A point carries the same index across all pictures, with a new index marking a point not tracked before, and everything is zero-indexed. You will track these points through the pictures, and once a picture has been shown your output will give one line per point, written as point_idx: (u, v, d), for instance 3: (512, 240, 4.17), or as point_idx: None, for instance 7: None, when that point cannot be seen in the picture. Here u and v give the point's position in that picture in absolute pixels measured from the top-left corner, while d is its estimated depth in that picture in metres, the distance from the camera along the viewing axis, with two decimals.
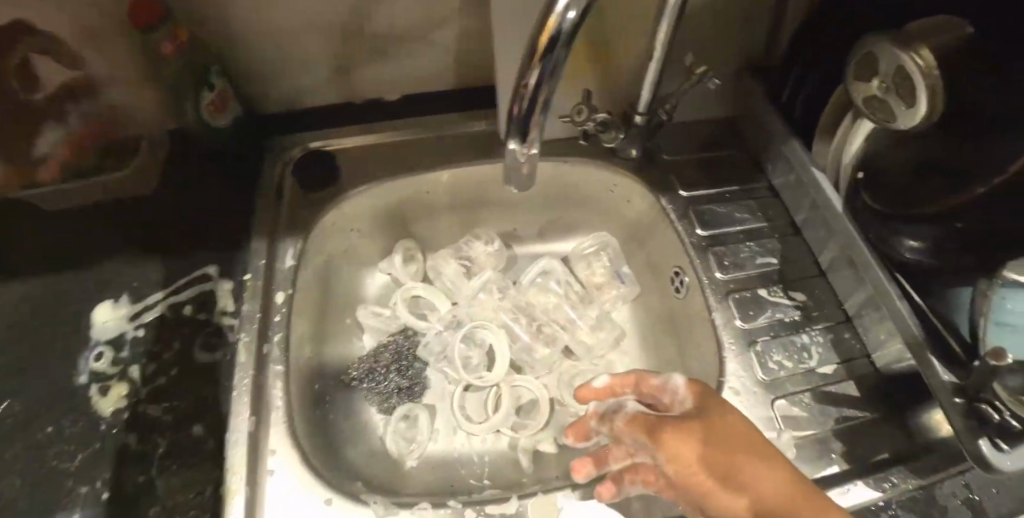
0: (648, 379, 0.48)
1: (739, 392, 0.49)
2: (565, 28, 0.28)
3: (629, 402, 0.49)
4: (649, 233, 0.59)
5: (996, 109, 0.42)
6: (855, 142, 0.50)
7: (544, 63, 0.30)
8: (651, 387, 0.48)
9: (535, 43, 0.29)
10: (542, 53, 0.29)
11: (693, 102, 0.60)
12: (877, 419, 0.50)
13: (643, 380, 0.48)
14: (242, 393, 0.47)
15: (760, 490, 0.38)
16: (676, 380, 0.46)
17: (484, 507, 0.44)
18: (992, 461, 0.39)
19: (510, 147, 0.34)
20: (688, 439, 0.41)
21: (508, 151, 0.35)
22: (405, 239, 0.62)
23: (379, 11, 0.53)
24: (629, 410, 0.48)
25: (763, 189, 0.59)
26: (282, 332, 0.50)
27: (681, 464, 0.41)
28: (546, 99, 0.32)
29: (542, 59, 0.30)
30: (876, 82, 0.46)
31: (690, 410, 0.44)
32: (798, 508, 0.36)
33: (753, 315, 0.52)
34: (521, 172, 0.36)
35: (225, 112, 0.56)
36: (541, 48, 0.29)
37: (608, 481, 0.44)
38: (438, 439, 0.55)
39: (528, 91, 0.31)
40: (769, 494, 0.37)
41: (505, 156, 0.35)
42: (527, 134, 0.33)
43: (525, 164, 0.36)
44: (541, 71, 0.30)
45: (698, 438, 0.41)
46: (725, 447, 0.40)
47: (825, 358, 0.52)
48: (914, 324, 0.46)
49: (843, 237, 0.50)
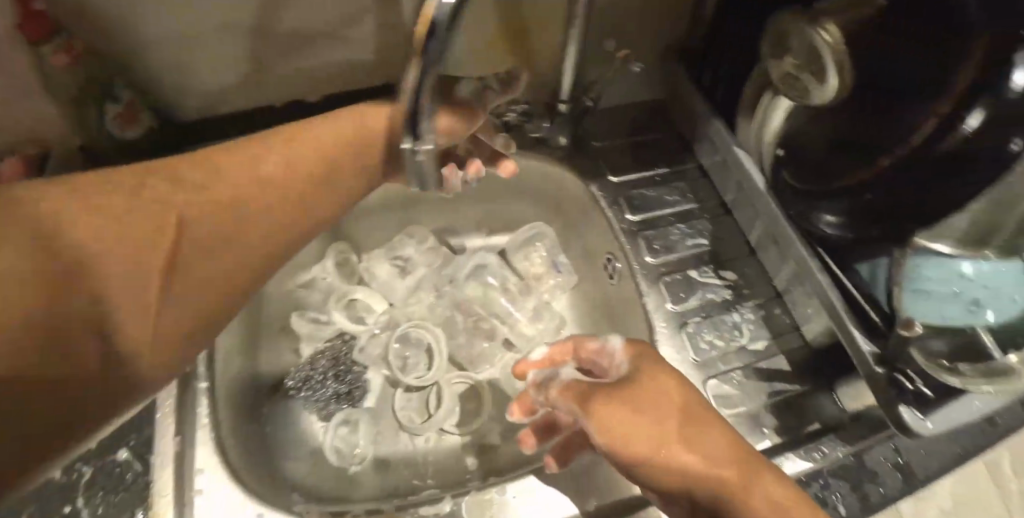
0: (586, 344, 0.44)
1: None
2: (440, 16, 0.27)
3: (566, 368, 0.45)
4: (583, 220, 0.59)
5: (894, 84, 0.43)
6: (774, 119, 0.50)
7: (424, 52, 0.28)
8: (589, 352, 0.45)
9: (413, 34, 0.28)
10: (420, 44, 0.28)
11: (620, 87, 0.59)
12: (806, 391, 0.51)
13: (582, 345, 0.45)
14: (167, 414, 0.45)
15: (702, 454, 0.37)
16: (614, 343, 0.44)
17: (417, 509, 0.44)
18: (914, 426, 0.42)
19: (405, 145, 0.34)
20: (621, 409, 0.40)
21: (405, 148, 0.34)
22: (337, 242, 0.59)
23: (288, 10, 0.51)
24: (565, 378, 0.44)
25: (693, 170, 0.59)
26: (206, 348, 0.48)
27: (613, 436, 0.39)
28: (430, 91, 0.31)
29: (422, 50, 0.28)
30: (788, 60, 0.46)
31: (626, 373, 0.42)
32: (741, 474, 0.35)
33: (684, 297, 0.53)
34: (423, 169, 0.35)
35: (135, 124, 0.55)
36: (419, 38, 0.28)
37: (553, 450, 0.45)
38: (381, 443, 0.54)
39: (412, 86, 0.30)
40: (710, 460, 0.36)
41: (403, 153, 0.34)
42: (418, 130, 0.33)
43: (425, 159, 0.35)
44: (422, 61, 0.29)
45: (632, 406, 0.40)
46: (668, 414, 0.39)
47: (756, 335, 0.53)
48: (834, 297, 0.47)
49: (767, 216, 0.52)
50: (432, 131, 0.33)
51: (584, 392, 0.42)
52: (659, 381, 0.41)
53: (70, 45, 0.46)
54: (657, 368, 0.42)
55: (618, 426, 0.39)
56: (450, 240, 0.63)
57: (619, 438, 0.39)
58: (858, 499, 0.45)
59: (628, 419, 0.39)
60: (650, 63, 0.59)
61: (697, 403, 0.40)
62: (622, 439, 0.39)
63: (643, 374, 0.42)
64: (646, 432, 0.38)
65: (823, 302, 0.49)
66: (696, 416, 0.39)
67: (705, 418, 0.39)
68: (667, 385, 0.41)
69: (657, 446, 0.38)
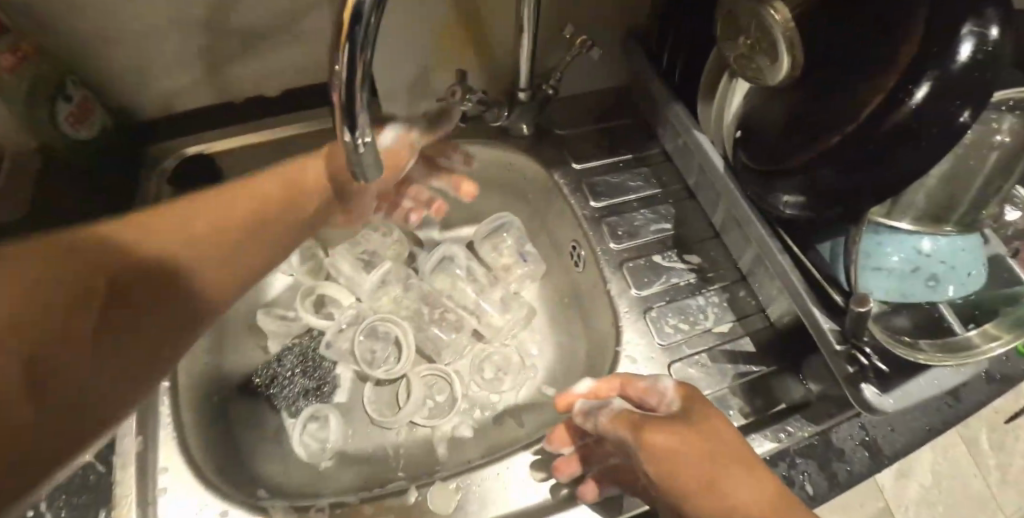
0: (633, 381, 0.43)
1: (636, 360, 0.50)
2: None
3: (614, 401, 0.44)
4: (549, 209, 0.59)
5: (845, 62, 0.42)
6: (733, 101, 0.51)
7: (353, 37, 0.29)
8: (638, 390, 0.43)
9: (341, 19, 0.28)
10: (347, 28, 0.28)
11: (580, 73, 0.59)
12: (772, 372, 0.51)
13: (629, 382, 0.43)
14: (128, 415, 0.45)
15: (740, 499, 0.35)
16: (664, 382, 0.42)
17: (383, 501, 0.44)
18: (875, 404, 0.43)
19: (344, 138, 0.33)
20: (675, 445, 0.37)
21: (344, 142, 0.34)
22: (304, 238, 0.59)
23: (239, 4, 0.50)
24: (615, 408, 0.43)
25: (657, 154, 0.60)
26: None
27: (661, 469, 0.37)
28: (366, 77, 0.31)
29: (350, 33, 0.28)
30: (742, 39, 0.46)
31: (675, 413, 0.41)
32: None
33: (648, 282, 0.53)
34: (365, 161, 0.35)
35: (87, 124, 0.53)
36: (346, 22, 0.28)
37: (591, 480, 0.43)
38: (352, 438, 0.54)
39: (343, 73, 0.30)
40: (749, 505, 0.34)
41: (343, 148, 0.34)
42: (356, 121, 0.32)
43: (367, 151, 0.34)
44: (348, 47, 0.29)
45: (687, 445, 0.37)
46: (711, 450, 0.37)
47: (720, 317, 0.53)
48: (794, 277, 0.47)
49: (727, 197, 0.53)
50: (370, 120, 0.33)
51: (635, 423, 0.40)
52: (714, 422, 0.39)
53: (16, 44, 0.45)
54: (710, 410, 0.40)
55: (670, 460, 0.37)
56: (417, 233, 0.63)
57: (667, 471, 0.37)
58: (827, 478, 0.45)
59: (682, 456, 0.37)
60: (609, 48, 0.59)
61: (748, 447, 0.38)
62: (672, 478, 0.37)
63: (700, 414, 0.40)
64: (696, 468, 0.36)
65: (784, 282, 0.49)
66: (752, 461, 0.37)
67: (759, 463, 0.37)
68: (726, 427, 0.39)
69: (706, 484, 0.36)
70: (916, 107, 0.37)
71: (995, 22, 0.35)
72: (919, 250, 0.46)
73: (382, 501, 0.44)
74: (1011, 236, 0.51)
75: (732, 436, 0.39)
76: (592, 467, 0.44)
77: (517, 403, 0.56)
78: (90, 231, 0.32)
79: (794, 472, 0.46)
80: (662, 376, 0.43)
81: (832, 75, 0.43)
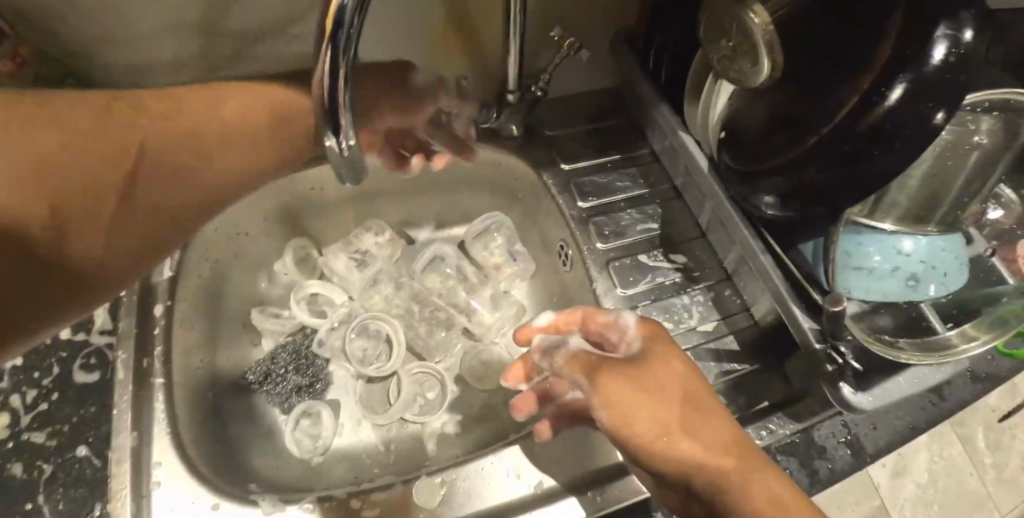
0: (595, 316, 0.46)
1: None
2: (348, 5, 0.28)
3: (573, 338, 0.47)
4: (538, 209, 0.60)
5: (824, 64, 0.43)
6: (718, 102, 0.52)
7: (335, 39, 0.29)
8: (598, 324, 0.47)
9: (324, 23, 0.29)
10: (330, 33, 0.29)
11: (570, 75, 0.60)
12: (756, 370, 0.52)
13: (591, 317, 0.47)
14: (123, 411, 0.46)
15: (697, 442, 0.37)
16: (625, 318, 0.45)
17: (369, 495, 0.45)
18: (854, 403, 0.44)
19: (327, 142, 0.34)
20: (629, 391, 0.40)
21: (328, 146, 0.35)
22: (297, 238, 0.61)
23: (233, 9, 0.51)
24: (572, 346, 0.46)
25: (646, 155, 0.60)
26: (163, 344, 0.49)
27: (617, 417, 0.40)
28: (348, 82, 0.31)
29: (333, 36, 0.29)
30: (725, 42, 0.47)
31: (633, 352, 0.43)
32: (732, 464, 0.36)
33: (633, 281, 0.54)
34: (349, 163, 0.36)
35: None
36: (329, 27, 0.29)
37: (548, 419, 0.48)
38: (343, 434, 0.55)
39: (325, 78, 0.31)
40: (702, 447, 0.37)
41: (327, 151, 0.35)
42: (338, 125, 0.33)
43: (351, 154, 0.35)
44: (331, 50, 0.30)
45: (643, 393, 0.40)
46: (664, 390, 0.40)
47: (705, 316, 0.54)
48: (776, 277, 0.48)
49: (712, 198, 0.53)
50: (352, 123, 0.34)
51: (592, 365, 0.43)
52: (670, 365, 0.41)
53: None
54: (671, 352, 0.43)
55: (624, 401, 0.40)
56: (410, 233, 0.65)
57: (624, 419, 0.40)
58: (808, 474, 0.47)
59: (638, 401, 0.40)
60: (598, 50, 0.60)
61: (705, 390, 0.41)
62: (631, 424, 0.39)
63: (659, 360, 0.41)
64: (648, 414, 0.39)
65: (766, 281, 0.49)
66: (705, 402, 0.40)
67: (712, 405, 0.40)
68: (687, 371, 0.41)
69: (657, 429, 0.38)
70: (891, 106, 0.37)
71: (969, 24, 0.36)
72: (898, 249, 0.47)
73: (369, 494, 0.45)
74: (993, 235, 0.51)
75: (690, 380, 0.41)
76: (551, 405, 0.49)
77: (507, 399, 0.57)
78: (49, 141, 0.31)
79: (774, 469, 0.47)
80: (624, 313, 0.46)
81: (811, 76, 0.44)
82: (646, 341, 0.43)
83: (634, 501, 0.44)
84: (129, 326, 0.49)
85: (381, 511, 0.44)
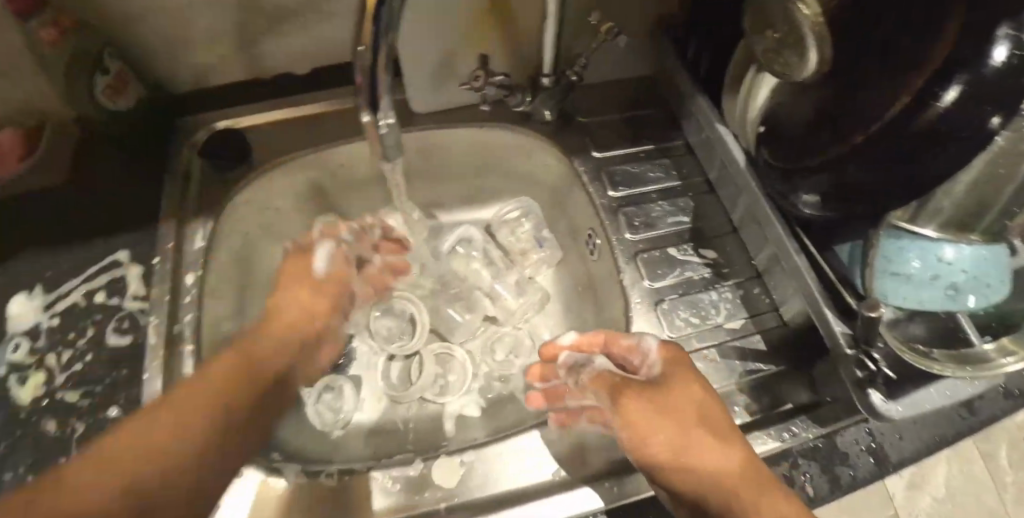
0: (617, 339, 0.46)
1: None
2: None
3: (597, 359, 0.49)
4: (568, 197, 0.59)
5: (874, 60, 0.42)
6: (759, 95, 0.50)
7: (380, 20, 0.29)
8: (621, 348, 0.46)
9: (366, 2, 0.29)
10: (374, 13, 0.29)
11: (606, 62, 0.59)
12: (783, 371, 0.51)
13: (613, 340, 0.46)
14: (154, 376, 0.47)
15: (706, 469, 0.39)
16: (648, 342, 0.45)
17: (388, 471, 0.46)
18: (880, 411, 0.43)
19: (363, 118, 0.35)
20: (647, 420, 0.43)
21: (364, 123, 0.36)
22: (326, 214, 0.63)
23: None
24: (596, 367, 0.48)
25: (680, 146, 0.59)
26: (193, 313, 0.50)
27: (632, 441, 0.43)
28: (388, 65, 0.32)
29: (378, 18, 0.29)
30: (770, 33, 0.45)
31: (655, 374, 0.44)
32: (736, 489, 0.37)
33: (662, 274, 0.53)
34: (383, 142, 0.37)
35: (126, 95, 0.55)
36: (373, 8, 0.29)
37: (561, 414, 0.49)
38: (364, 409, 0.56)
39: (367, 60, 0.31)
40: (709, 473, 0.39)
41: (362, 127, 0.36)
42: (377, 105, 0.34)
43: (386, 133, 0.36)
44: (375, 35, 0.30)
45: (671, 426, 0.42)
46: (677, 413, 0.42)
47: (732, 313, 0.53)
48: (811, 280, 0.47)
49: (748, 194, 0.52)
50: (391, 105, 0.34)
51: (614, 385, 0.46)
52: (691, 389, 0.43)
53: (57, 18, 0.48)
54: (692, 377, 0.44)
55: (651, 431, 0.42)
56: (438, 215, 0.64)
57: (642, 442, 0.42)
58: (829, 479, 0.46)
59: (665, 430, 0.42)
60: (636, 36, 0.58)
61: (723, 414, 0.42)
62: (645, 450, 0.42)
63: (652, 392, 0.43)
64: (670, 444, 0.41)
65: (799, 283, 0.48)
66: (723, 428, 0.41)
67: (730, 429, 0.41)
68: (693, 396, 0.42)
69: (676, 457, 0.41)
70: (946, 106, 0.36)
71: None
72: (940, 257, 0.46)
73: (388, 470, 0.46)
74: None
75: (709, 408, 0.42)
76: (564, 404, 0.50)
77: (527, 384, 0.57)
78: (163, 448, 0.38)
79: (796, 473, 0.46)
80: (647, 335, 0.46)
81: (860, 72, 0.43)
82: (668, 369, 0.44)
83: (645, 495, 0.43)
84: (161, 292, 0.50)
85: (401, 488, 0.45)
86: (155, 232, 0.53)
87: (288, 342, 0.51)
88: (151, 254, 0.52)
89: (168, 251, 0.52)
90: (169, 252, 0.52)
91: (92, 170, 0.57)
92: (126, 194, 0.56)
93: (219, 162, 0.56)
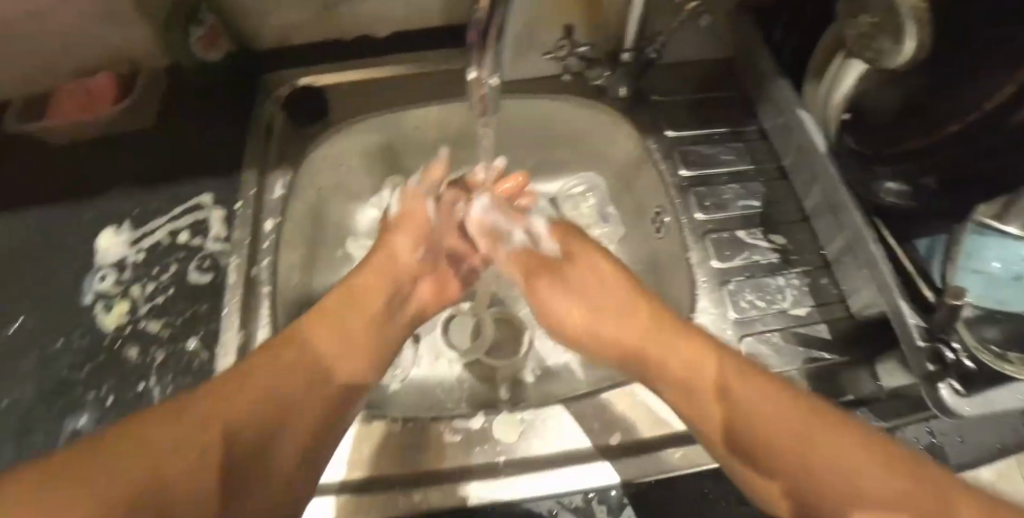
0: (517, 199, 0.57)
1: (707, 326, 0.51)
2: None
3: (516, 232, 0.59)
4: (637, 173, 0.59)
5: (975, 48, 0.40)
6: (848, 82, 0.49)
7: None
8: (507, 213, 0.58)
9: None
10: None
11: (683, 42, 0.59)
12: (847, 363, 0.49)
13: (504, 202, 0.57)
14: (232, 312, 0.49)
15: (766, 414, 0.40)
16: (532, 221, 0.59)
17: (451, 421, 0.46)
18: (952, 408, 0.40)
19: (471, 75, 0.39)
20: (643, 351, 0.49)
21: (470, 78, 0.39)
22: (394, 175, 0.64)
23: None
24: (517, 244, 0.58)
25: (753, 133, 0.59)
26: (270, 257, 0.52)
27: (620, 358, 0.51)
28: (500, 26, 0.35)
29: None
30: (865, 18, 0.45)
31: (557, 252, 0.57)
32: (812, 436, 0.38)
33: (729, 256, 0.53)
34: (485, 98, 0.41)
35: (214, 50, 0.57)
36: None
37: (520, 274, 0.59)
38: (421, 366, 0.57)
39: (483, 23, 0.34)
40: (777, 422, 0.39)
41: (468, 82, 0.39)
42: (483, 63, 0.37)
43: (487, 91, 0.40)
44: None
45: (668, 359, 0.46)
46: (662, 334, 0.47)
47: (799, 300, 0.52)
48: (885, 268, 0.45)
49: (824, 181, 0.51)
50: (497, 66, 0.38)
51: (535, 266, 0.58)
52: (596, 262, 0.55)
53: None
54: (593, 252, 0.56)
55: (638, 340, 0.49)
56: None
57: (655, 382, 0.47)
58: None
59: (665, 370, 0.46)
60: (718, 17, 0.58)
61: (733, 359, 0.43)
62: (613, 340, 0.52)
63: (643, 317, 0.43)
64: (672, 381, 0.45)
65: (872, 272, 0.47)
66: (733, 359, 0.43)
67: (731, 362, 0.43)
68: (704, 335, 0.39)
69: (676, 384, 0.45)
70: None
71: None
72: None
73: (451, 420, 0.47)
74: None
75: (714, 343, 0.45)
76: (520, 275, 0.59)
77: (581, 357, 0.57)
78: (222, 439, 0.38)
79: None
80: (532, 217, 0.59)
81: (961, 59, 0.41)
82: (633, 296, 0.52)
83: (692, 472, 0.43)
84: (242, 235, 0.52)
85: (462, 439, 0.46)
86: (237, 178, 0.56)
87: (353, 327, 0.49)
88: (234, 199, 0.54)
89: (250, 196, 0.54)
90: (251, 199, 0.54)
91: (180, 117, 0.60)
92: (211, 142, 0.58)
93: (301, 119, 0.59)
